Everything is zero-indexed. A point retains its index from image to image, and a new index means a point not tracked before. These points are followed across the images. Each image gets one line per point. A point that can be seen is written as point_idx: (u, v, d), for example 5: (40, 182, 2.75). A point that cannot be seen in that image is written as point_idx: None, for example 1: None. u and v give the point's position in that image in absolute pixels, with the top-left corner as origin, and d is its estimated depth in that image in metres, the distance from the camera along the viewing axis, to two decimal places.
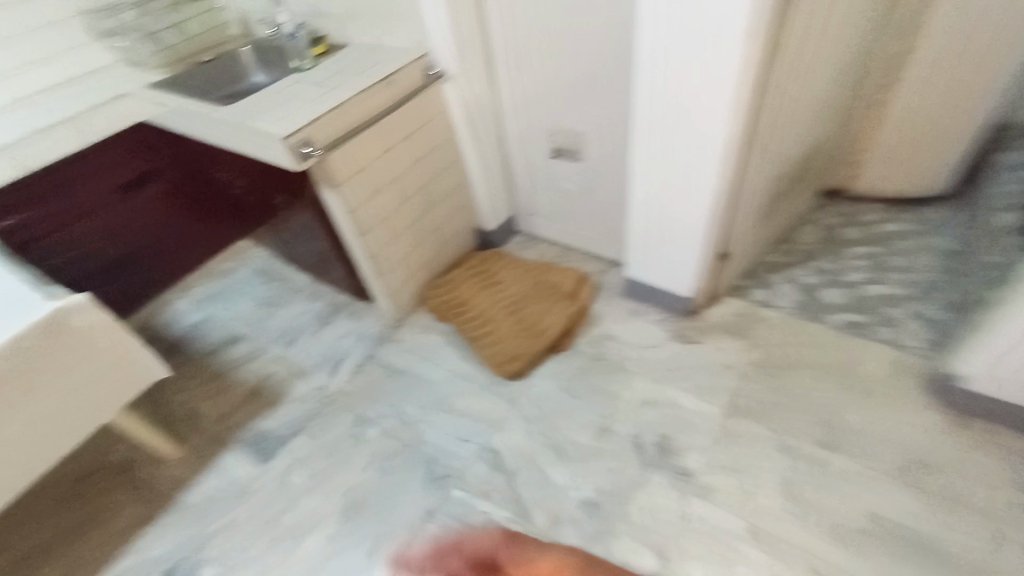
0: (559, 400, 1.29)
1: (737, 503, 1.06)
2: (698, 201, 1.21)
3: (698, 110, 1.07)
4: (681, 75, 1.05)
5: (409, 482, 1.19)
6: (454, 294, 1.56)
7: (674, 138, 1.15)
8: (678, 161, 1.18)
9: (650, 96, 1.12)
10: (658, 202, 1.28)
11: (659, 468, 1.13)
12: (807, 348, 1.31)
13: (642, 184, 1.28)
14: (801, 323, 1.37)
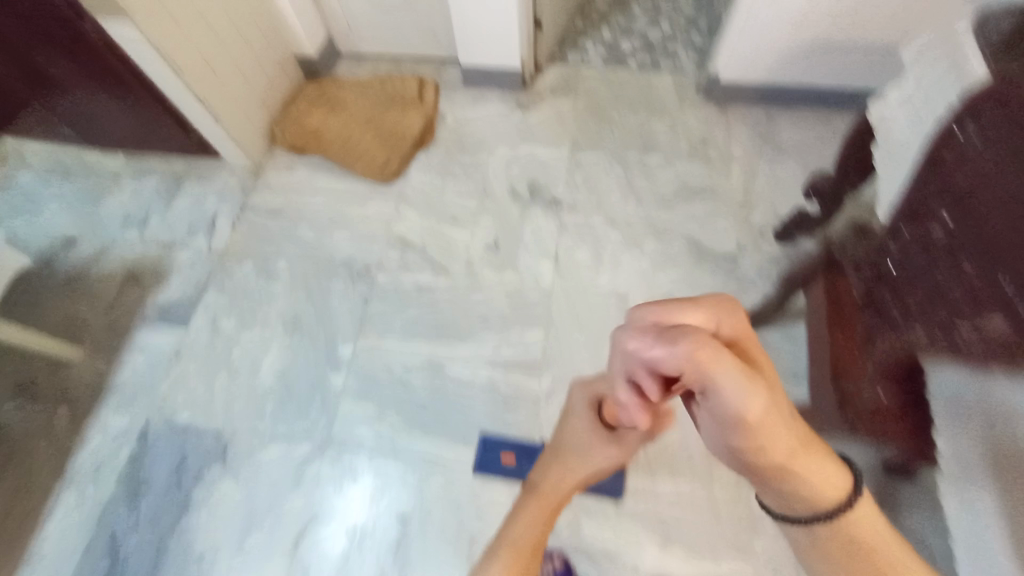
0: (440, 184, 1.45)
1: (593, 206, 1.39)
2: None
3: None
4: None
5: (333, 287, 1.31)
6: (296, 121, 1.50)
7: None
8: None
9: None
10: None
11: (534, 204, 1.40)
12: (619, 86, 1.60)
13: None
14: (611, 69, 1.65)
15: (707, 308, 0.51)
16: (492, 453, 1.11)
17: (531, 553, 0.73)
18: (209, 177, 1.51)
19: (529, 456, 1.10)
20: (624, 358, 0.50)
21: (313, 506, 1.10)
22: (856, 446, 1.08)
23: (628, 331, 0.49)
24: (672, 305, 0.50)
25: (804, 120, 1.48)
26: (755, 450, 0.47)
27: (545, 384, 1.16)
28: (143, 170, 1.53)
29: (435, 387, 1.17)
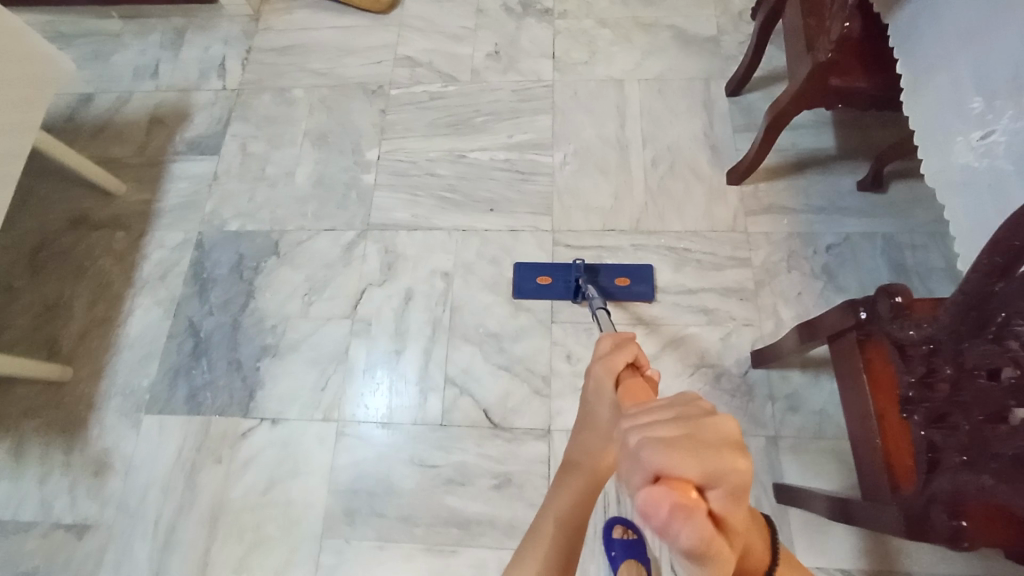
0: (435, 9, 1.53)
1: (583, 11, 1.48)
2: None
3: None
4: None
5: (352, 106, 1.42)
6: None
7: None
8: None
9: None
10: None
11: (526, 15, 1.49)
12: None
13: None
14: None
15: (700, 458, 0.45)
16: (528, 276, 1.17)
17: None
18: (212, 28, 1.57)
19: (564, 276, 1.16)
20: (635, 467, 0.48)
21: (364, 277, 1.23)
22: (832, 171, 1.23)
23: (641, 474, 0.47)
24: (675, 456, 0.45)
25: None
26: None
27: (558, 156, 1.29)
28: (147, 29, 1.59)
29: (460, 171, 1.30)
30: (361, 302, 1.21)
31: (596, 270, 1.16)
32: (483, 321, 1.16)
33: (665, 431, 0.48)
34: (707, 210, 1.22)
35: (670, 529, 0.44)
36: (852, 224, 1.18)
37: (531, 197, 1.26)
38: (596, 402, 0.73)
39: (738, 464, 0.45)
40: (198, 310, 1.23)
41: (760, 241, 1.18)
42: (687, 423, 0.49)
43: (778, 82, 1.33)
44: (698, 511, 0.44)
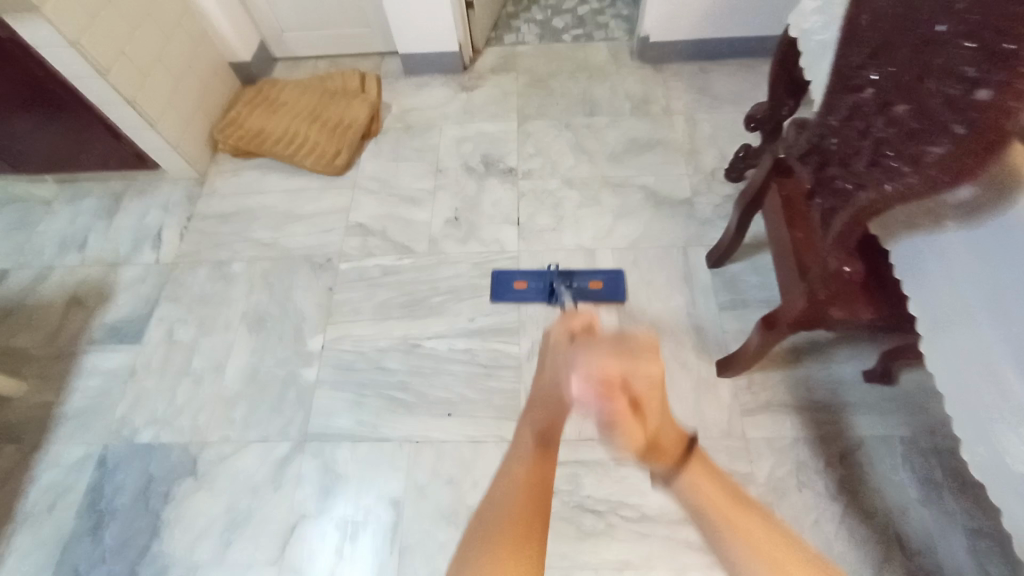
0: (392, 169, 1.44)
1: (547, 170, 1.40)
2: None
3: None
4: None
5: (295, 281, 1.28)
6: (240, 129, 1.50)
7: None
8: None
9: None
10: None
11: (488, 175, 1.40)
12: (558, 59, 1.64)
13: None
14: (546, 44, 1.70)
15: (625, 359, 0.69)
16: (505, 282, 1.21)
17: (530, 532, 0.71)
18: (152, 192, 1.46)
19: (540, 279, 1.21)
20: (580, 372, 0.71)
21: (294, 509, 1.02)
22: (833, 358, 1.09)
23: (580, 379, 0.72)
24: (607, 362, 0.70)
25: (734, 69, 1.56)
26: (649, 459, 0.75)
27: (524, 346, 1.14)
28: (81, 193, 1.47)
29: (414, 363, 1.14)
30: (291, 540, 0.99)
31: (571, 275, 1.21)
32: (438, 565, 0.96)
33: (604, 356, 0.70)
34: (697, 409, 1.06)
35: (595, 402, 0.71)
36: (861, 428, 1.02)
37: (495, 396, 1.09)
38: (553, 353, 0.86)
39: (649, 365, 0.69)
40: (89, 555, 1.00)
41: (761, 450, 1.01)
42: (612, 343, 0.72)
43: (759, 251, 1.23)
44: (615, 391, 0.70)
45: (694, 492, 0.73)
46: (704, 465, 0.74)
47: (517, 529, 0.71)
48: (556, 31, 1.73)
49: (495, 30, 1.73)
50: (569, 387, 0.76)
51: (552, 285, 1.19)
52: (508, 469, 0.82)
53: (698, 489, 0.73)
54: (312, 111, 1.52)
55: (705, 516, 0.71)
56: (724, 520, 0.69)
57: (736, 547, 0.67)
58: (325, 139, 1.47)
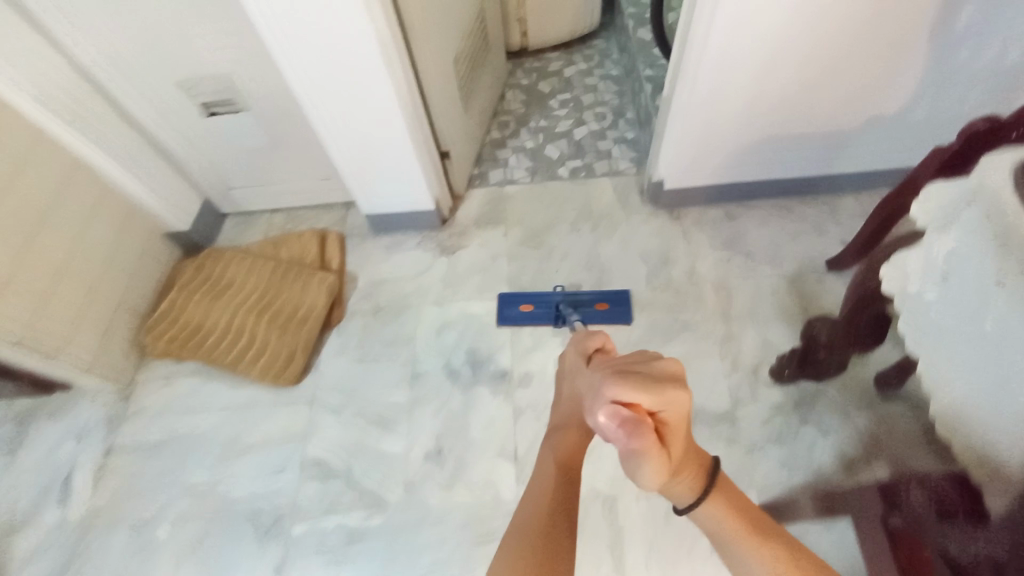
0: (359, 373, 1.18)
1: (549, 372, 1.13)
2: (383, 108, 1.06)
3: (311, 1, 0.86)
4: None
5: (239, 554, 1.01)
6: (174, 325, 1.23)
7: (312, 44, 0.93)
8: (328, 72, 0.98)
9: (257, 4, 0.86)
10: (347, 129, 1.10)
11: (476, 382, 1.14)
12: (555, 203, 1.38)
13: (316, 110, 1.06)
14: (539, 181, 1.43)
15: (647, 390, 0.60)
16: (510, 306, 1.20)
17: (556, 530, 0.69)
18: (64, 413, 1.18)
19: (544, 300, 1.19)
20: (600, 404, 0.60)
21: None
22: None
23: (601, 406, 0.60)
24: (629, 385, 0.61)
25: (768, 214, 1.29)
26: (676, 486, 0.65)
27: None
28: None
29: None
30: None
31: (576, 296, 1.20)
32: None
33: (621, 385, 0.60)
34: None
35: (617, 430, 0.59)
36: None
37: None
38: (571, 378, 0.89)
39: (677, 394, 0.60)
40: None
41: None
42: (628, 369, 0.64)
43: (826, 499, 0.96)
44: (640, 423, 0.58)
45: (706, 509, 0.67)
46: (721, 492, 0.67)
47: (547, 538, 0.67)
48: (550, 163, 1.47)
49: (478, 165, 1.47)
50: (591, 416, 0.63)
51: (558, 307, 1.17)
52: (534, 485, 0.79)
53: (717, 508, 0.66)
54: (260, 295, 1.25)
55: (723, 538, 0.66)
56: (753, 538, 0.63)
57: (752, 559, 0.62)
58: (275, 338, 1.20)
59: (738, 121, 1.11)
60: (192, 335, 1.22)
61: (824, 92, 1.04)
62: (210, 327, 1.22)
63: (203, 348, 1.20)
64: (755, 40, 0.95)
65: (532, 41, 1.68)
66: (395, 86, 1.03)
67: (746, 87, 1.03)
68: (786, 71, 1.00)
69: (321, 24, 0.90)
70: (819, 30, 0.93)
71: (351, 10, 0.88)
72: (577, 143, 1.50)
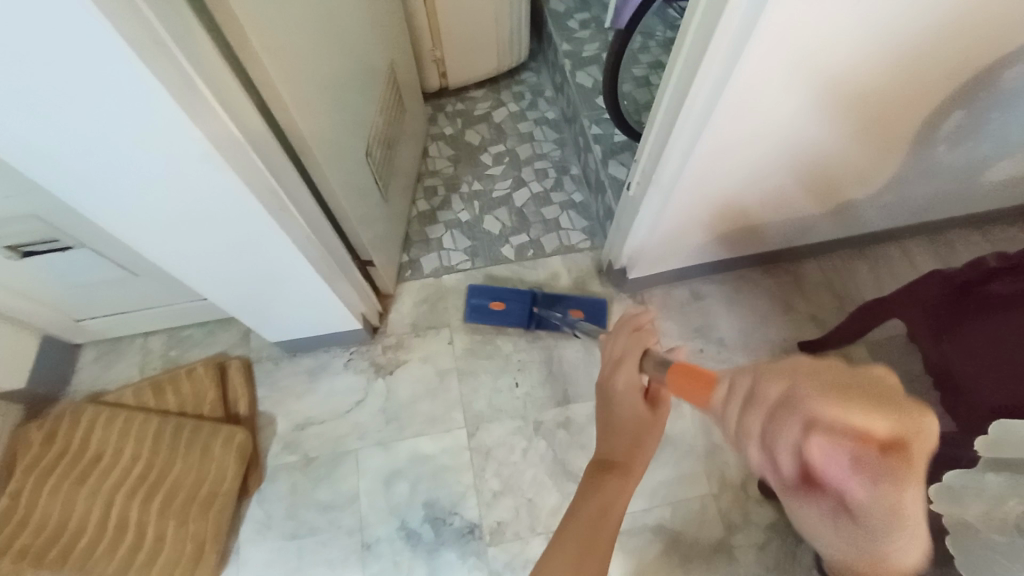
0: (294, 555, 0.96)
1: (525, 521, 0.97)
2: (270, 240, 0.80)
3: (126, 145, 0.57)
4: (32, 98, 0.49)
5: None
6: (24, 531, 0.93)
7: (140, 185, 0.64)
8: (201, 219, 0.72)
9: (28, 153, 0.55)
10: (231, 264, 0.83)
11: (441, 545, 0.96)
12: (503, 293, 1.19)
13: (163, 251, 0.76)
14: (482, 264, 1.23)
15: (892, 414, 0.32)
16: (481, 300, 1.13)
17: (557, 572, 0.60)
18: None
19: (517, 299, 1.12)
20: (784, 439, 0.35)
21: None
22: None
23: (790, 433, 0.34)
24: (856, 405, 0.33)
25: (736, 288, 1.20)
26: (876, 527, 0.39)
27: None
28: None
29: None
30: None
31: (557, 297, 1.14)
32: None
33: (867, 417, 0.32)
34: None
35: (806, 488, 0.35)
36: None
37: None
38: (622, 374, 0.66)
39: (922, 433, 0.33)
40: None
41: None
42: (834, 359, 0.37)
43: None
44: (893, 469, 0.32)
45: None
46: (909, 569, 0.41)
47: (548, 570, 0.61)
48: (490, 240, 1.27)
49: (406, 251, 1.25)
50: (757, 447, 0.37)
51: (533, 313, 1.11)
52: (593, 486, 0.65)
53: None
54: (144, 469, 0.98)
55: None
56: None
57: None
58: (174, 529, 0.94)
59: (705, 217, 0.95)
60: (53, 541, 0.93)
61: (798, 188, 0.91)
62: (78, 525, 0.94)
63: (72, 557, 0.92)
64: (741, 156, 0.76)
65: (453, 82, 1.43)
66: (282, 208, 0.77)
67: (723, 196, 0.88)
68: (765, 177, 0.85)
69: (153, 169, 0.61)
70: (808, 143, 0.78)
71: (195, 151, 0.60)
72: (519, 209, 1.31)
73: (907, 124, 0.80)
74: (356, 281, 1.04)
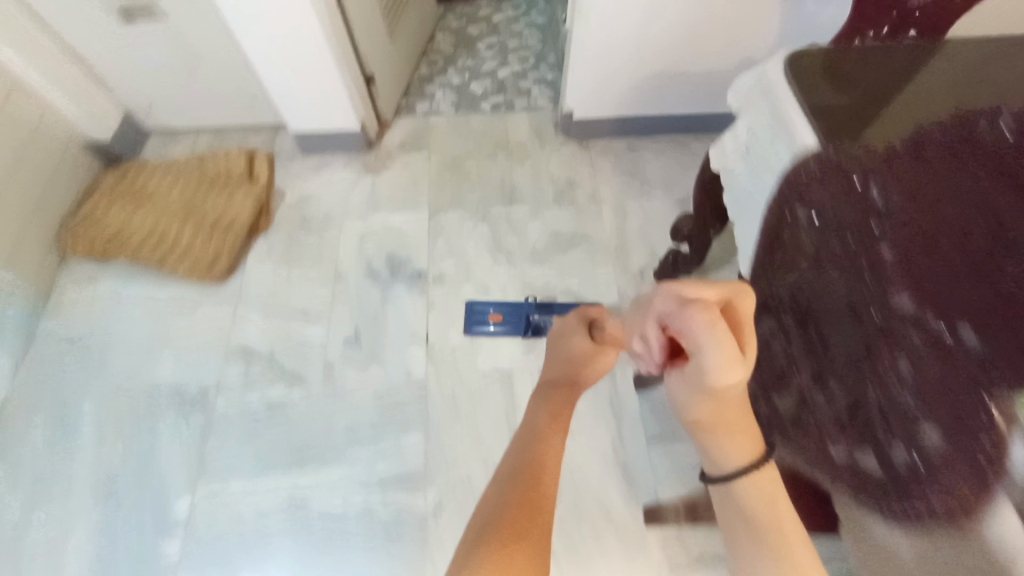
0: (283, 275, 1.26)
1: (461, 274, 1.25)
2: (318, 69, 1.23)
3: None
4: None
5: (162, 423, 1.10)
6: (94, 227, 1.27)
7: None
8: None
9: None
10: (276, 32, 1.13)
11: (394, 281, 1.24)
12: (476, 133, 1.50)
13: (245, 39, 1.15)
14: (463, 113, 1.54)
15: (723, 283, 0.47)
16: (479, 313, 1.18)
17: (527, 541, 0.44)
18: None
19: (515, 310, 1.18)
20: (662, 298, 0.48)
21: None
22: None
23: (658, 296, 0.49)
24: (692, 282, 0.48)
25: (664, 147, 1.46)
26: (725, 436, 0.48)
27: (429, 499, 1.01)
28: None
29: (297, 520, 1.01)
30: None
31: (549, 305, 1.19)
32: None
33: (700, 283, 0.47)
34: (617, 562, 0.97)
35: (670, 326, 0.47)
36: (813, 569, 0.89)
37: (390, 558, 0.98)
38: (564, 334, 0.80)
39: (742, 300, 0.47)
40: None
41: None
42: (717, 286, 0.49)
43: None
44: (715, 310, 0.44)
45: (745, 490, 0.48)
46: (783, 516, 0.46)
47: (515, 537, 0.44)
48: (473, 97, 1.58)
49: (405, 97, 1.57)
50: (635, 338, 0.53)
51: (529, 318, 1.16)
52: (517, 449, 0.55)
53: (753, 496, 0.47)
54: (185, 203, 1.31)
55: (737, 533, 0.48)
56: (760, 529, 0.46)
57: (754, 554, 0.45)
58: (200, 242, 1.26)
59: (622, 87, 1.34)
60: (115, 237, 1.26)
61: (684, 80, 1.33)
62: (134, 229, 1.27)
63: (128, 248, 1.25)
64: None
65: None
66: (325, 32, 1.15)
67: (638, 20, 1.18)
68: (663, 43, 1.23)
69: None
70: (691, 23, 1.19)
71: None
72: (501, 80, 1.62)
73: (763, 19, 1.18)
74: (361, 91, 1.36)
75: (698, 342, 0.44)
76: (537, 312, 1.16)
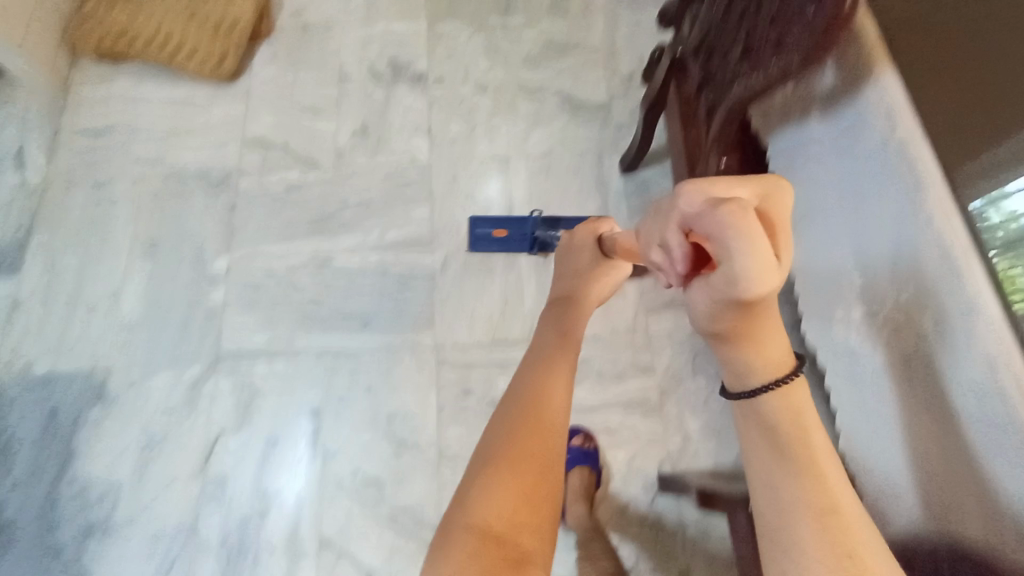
0: (291, 76, 1.32)
1: (461, 77, 1.32)
2: None
3: None
4: None
5: (192, 199, 1.20)
6: (93, 23, 1.28)
7: None
8: None
9: None
10: None
11: (397, 82, 1.31)
12: None
13: None
14: None
15: (752, 181, 0.48)
16: (482, 230, 1.16)
17: (510, 517, 0.49)
18: None
19: (519, 228, 1.16)
20: (686, 203, 0.46)
21: (213, 425, 1.03)
22: None
23: (679, 204, 0.46)
24: (718, 181, 0.47)
25: None
26: (747, 347, 0.50)
27: (437, 257, 1.15)
28: None
29: (324, 273, 1.14)
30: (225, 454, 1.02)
31: (554, 221, 1.17)
32: (362, 465, 1.01)
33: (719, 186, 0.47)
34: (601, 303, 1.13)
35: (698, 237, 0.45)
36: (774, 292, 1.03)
37: (409, 300, 1.12)
38: (572, 250, 0.83)
39: (775, 197, 0.46)
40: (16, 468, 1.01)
41: (661, 343, 1.11)
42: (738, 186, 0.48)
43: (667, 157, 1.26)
44: (748, 214, 0.41)
45: (774, 405, 0.49)
46: (802, 421, 0.49)
47: (502, 516, 0.49)
48: None
49: None
50: (653, 249, 0.51)
51: (534, 235, 1.15)
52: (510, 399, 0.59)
53: (781, 410, 0.49)
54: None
55: (759, 463, 0.49)
56: (782, 446, 0.48)
57: (766, 473, 0.48)
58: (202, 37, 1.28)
59: None
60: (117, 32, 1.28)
61: None
62: (135, 25, 1.28)
63: (133, 45, 1.28)
64: None
65: None
66: None
67: None
68: None
69: None
70: None
71: None
72: None
73: None
74: None
75: (731, 249, 0.41)
76: (542, 229, 1.14)
